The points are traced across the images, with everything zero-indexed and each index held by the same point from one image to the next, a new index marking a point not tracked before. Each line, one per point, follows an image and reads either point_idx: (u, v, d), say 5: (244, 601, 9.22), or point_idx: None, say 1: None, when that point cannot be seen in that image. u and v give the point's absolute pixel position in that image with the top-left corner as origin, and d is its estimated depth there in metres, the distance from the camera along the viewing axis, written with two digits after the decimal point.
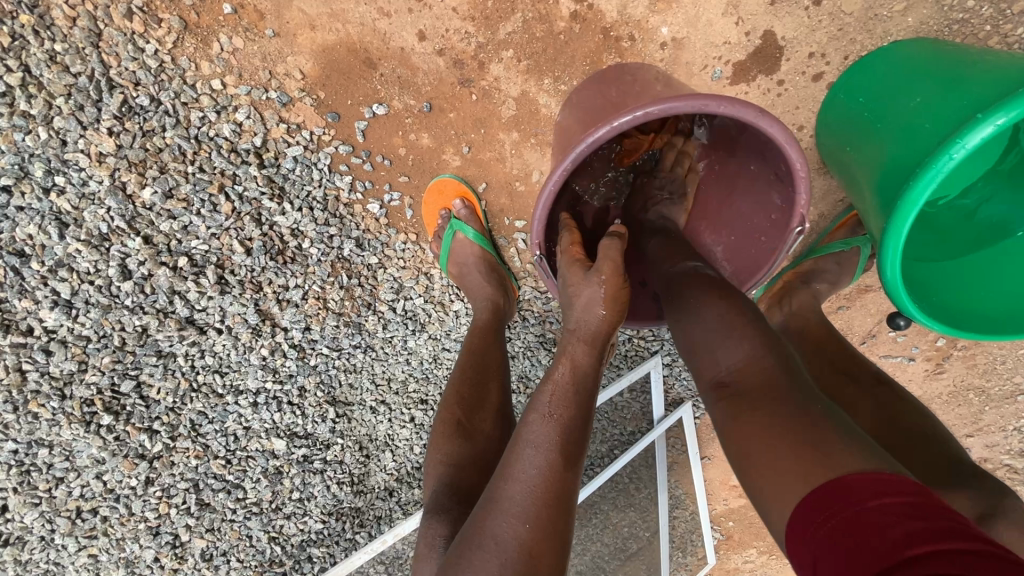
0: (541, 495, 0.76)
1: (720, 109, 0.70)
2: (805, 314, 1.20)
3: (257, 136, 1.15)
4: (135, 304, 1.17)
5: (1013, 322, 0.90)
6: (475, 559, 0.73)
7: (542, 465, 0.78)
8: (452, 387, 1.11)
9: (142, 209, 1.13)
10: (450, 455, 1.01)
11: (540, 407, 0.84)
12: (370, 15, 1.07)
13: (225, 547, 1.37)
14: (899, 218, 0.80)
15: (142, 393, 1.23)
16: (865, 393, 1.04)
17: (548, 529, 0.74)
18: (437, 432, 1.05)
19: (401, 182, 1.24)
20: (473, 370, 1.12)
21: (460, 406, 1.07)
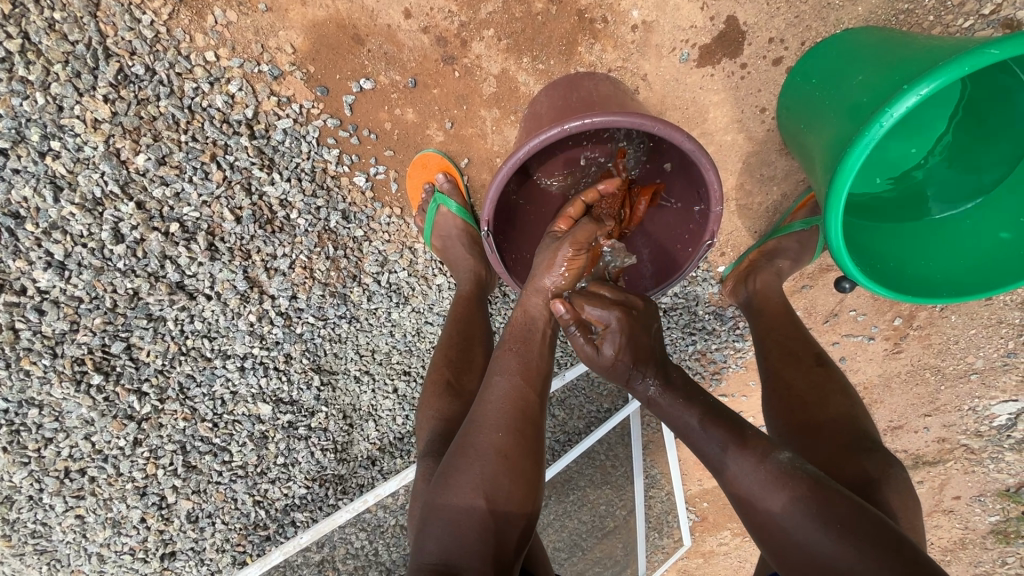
0: (508, 409, 0.89)
1: (654, 127, 0.84)
2: (766, 293, 1.27)
3: (248, 107, 1.20)
4: (127, 268, 1.21)
5: (948, 286, 0.98)
6: (461, 466, 0.84)
7: (508, 386, 0.91)
8: (440, 351, 1.18)
9: (136, 175, 1.17)
10: (440, 412, 1.07)
11: (505, 342, 0.98)
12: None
13: (210, 510, 1.42)
14: (841, 183, 0.88)
15: (132, 355, 1.27)
16: (801, 376, 1.09)
17: (517, 435, 0.87)
18: (429, 390, 1.12)
19: (387, 157, 1.30)
20: (459, 335, 1.19)
21: (449, 367, 1.14)
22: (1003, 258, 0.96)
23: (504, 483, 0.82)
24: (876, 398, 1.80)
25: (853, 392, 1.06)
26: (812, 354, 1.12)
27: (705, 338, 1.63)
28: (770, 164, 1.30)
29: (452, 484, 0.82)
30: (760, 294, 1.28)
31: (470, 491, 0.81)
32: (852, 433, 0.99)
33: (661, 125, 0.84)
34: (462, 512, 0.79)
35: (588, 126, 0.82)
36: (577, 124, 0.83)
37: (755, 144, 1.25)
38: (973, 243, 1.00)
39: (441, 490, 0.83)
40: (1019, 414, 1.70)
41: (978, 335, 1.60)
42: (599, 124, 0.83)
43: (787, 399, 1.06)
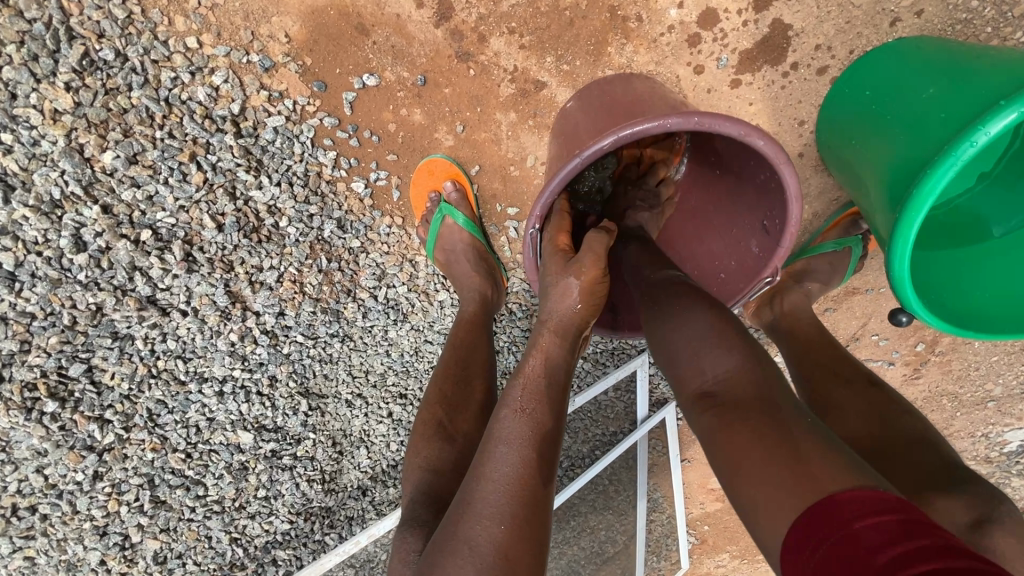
0: (514, 494, 0.71)
1: (760, 142, 0.71)
2: (795, 314, 1.18)
3: (234, 102, 1.06)
4: (89, 280, 1.06)
5: (1006, 321, 0.90)
6: (451, 569, 0.67)
7: (514, 464, 0.74)
8: (435, 385, 1.06)
9: (102, 174, 1.03)
10: (430, 459, 0.95)
11: (513, 399, 0.80)
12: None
13: (181, 549, 1.26)
14: (914, 208, 0.78)
15: (93, 379, 1.12)
16: (858, 398, 0.99)
17: (525, 530, 0.69)
18: (420, 434, 0.99)
19: (389, 161, 1.17)
20: (458, 368, 1.06)
21: (443, 407, 1.01)
22: None
23: None
24: None
25: (917, 413, 0.98)
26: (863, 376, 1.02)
27: None
28: (804, 181, 1.20)
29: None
30: (788, 317, 1.18)
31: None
32: (932, 458, 0.88)
33: (772, 141, 0.71)
34: None
35: (694, 125, 0.68)
36: (681, 123, 0.69)
37: (790, 159, 1.16)
38: None
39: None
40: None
41: (1000, 362, 1.54)
42: (709, 126, 0.69)
43: (843, 422, 0.96)
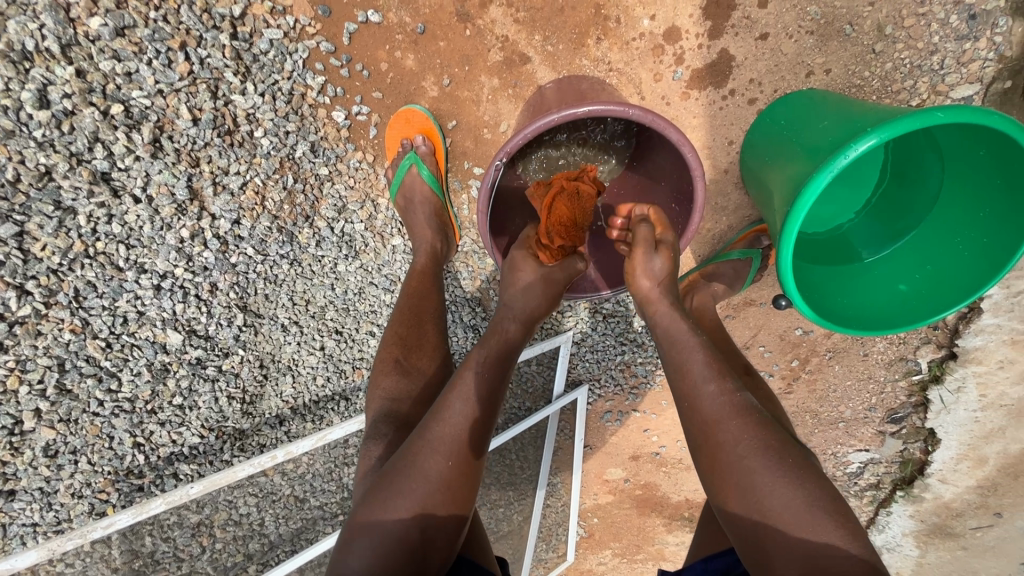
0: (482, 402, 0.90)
1: (689, 153, 0.95)
2: (702, 310, 1.35)
3: (237, 5, 1.11)
4: (45, 140, 1.03)
5: (859, 320, 1.13)
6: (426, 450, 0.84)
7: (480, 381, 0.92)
8: (392, 328, 1.13)
9: (83, 38, 1.02)
10: (389, 390, 1.04)
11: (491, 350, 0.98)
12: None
13: (76, 445, 1.21)
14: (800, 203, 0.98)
15: (23, 245, 1.08)
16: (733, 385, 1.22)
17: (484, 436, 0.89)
18: (378, 370, 1.08)
19: (373, 99, 1.25)
20: (413, 314, 1.14)
21: (400, 345, 1.10)
22: (900, 306, 1.14)
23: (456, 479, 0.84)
24: None
25: (774, 400, 1.20)
26: (742, 365, 1.27)
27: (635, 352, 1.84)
28: (725, 195, 1.42)
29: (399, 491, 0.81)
30: (697, 312, 1.36)
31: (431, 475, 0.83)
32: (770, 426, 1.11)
33: (698, 157, 0.95)
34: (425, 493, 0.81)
35: (646, 119, 0.90)
36: (639, 113, 0.90)
37: (717, 173, 1.38)
38: (878, 290, 1.18)
39: (406, 462, 0.84)
40: (866, 463, 1.85)
41: (852, 387, 1.73)
42: (656, 125, 0.92)
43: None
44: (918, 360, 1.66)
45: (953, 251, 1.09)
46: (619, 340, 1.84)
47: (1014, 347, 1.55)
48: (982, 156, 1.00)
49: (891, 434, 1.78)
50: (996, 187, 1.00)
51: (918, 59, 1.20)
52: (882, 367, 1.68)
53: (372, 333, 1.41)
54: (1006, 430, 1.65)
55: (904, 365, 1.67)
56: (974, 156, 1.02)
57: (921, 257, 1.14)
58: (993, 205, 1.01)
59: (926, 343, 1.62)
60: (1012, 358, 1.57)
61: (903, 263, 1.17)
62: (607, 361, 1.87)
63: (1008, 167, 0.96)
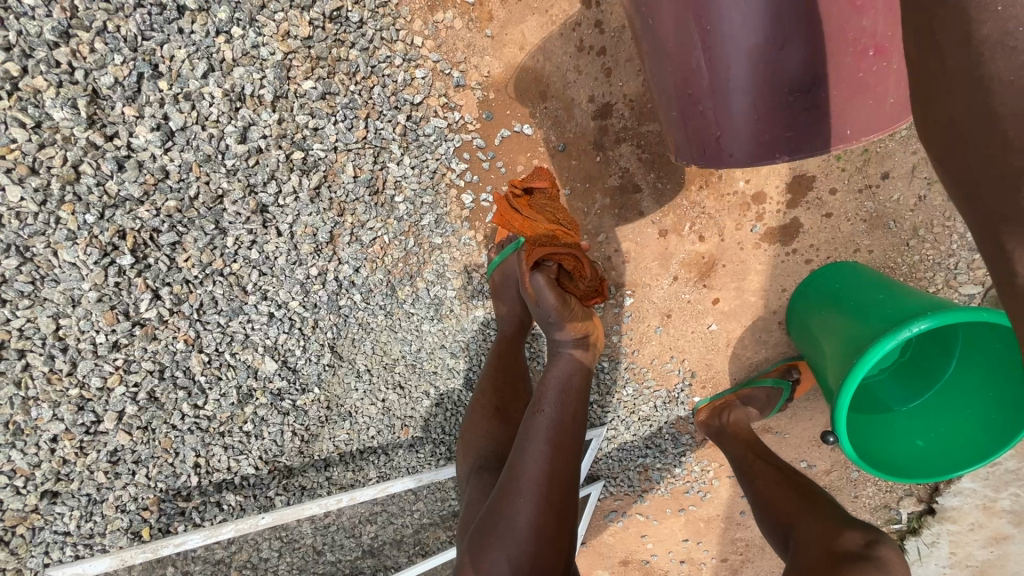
0: (560, 392, 1.17)
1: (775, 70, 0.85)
2: (738, 425, 1.51)
3: (419, 94, 1.28)
4: (232, 169, 1.14)
5: (881, 463, 1.32)
6: (527, 441, 1.11)
7: (558, 374, 1.19)
8: (487, 379, 1.36)
9: (293, 94, 1.17)
10: (490, 434, 1.28)
11: (557, 391, 1.17)
12: (567, 66, 1.29)
13: (142, 456, 1.19)
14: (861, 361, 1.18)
15: (173, 253, 1.14)
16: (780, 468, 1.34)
17: (568, 414, 1.15)
18: (477, 413, 1.32)
19: (501, 191, 1.42)
20: (506, 371, 1.36)
21: (497, 398, 1.33)
22: (916, 459, 1.33)
23: (560, 442, 1.10)
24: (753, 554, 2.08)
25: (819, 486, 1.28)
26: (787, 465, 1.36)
27: (654, 456, 1.94)
28: (768, 331, 1.63)
29: (501, 537, 1.01)
30: (732, 427, 1.52)
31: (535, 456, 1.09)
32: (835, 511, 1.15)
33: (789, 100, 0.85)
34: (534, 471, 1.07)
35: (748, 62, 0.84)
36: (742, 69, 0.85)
37: (767, 312, 1.60)
38: (897, 441, 1.38)
39: (523, 459, 1.09)
40: None
41: None
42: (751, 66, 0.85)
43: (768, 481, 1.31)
44: (899, 511, 1.83)
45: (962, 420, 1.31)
46: (644, 442, 1.92)
47: (986, 511, 1.77)
48: (996, 350, 1.24)
49: None
50: (1005, 376, 1.23)
51: (939, 259, 1.48)
52: (869, 511, 1.84)
53: (427, 394, 1.47)
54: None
55: (887, 513, 1.84)
56: (987, 346, 1.25)
57: (935, 420, 1.36)
58: (1000, 389, 1.25)
59: (908, 496, 1.81)
60: (982, 522, 1.79)
61: (920, 421, 1.38)
62: (627, 461, 1.95)
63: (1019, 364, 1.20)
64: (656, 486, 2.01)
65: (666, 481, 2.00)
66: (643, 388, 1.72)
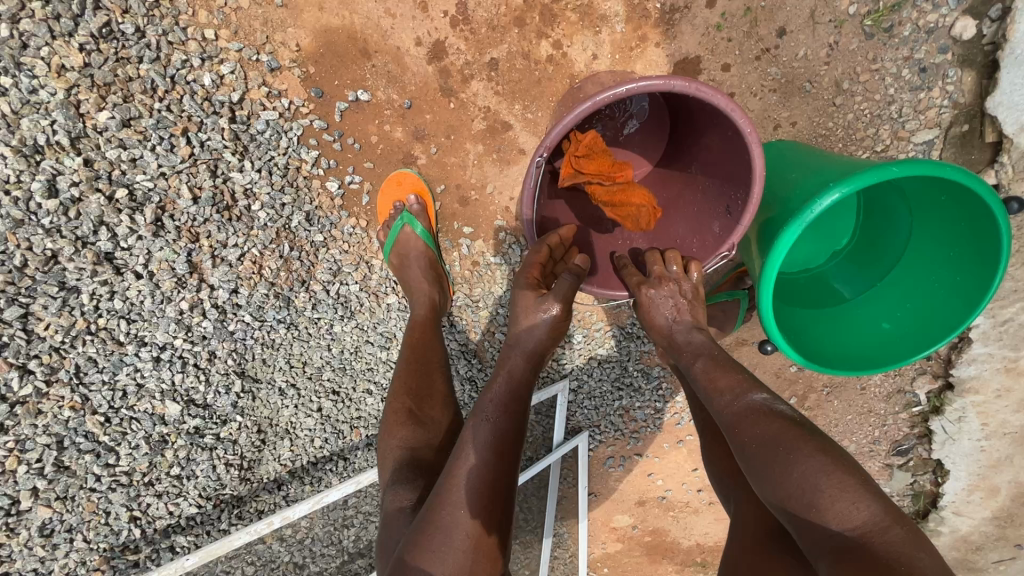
0: (506, 399, 1.02)
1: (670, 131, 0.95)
2: None
3: (235, 91, 1.17)
4: (52, 226, 1.09)
5: (843, 362, 1.15)
6: (466, 449, 0.95)
7: (504, 380, 1.04)
8: (399, 380, 1.21)
9: (91, 130, 1.09)
10: (407, 440, 1.10)
11: (503, 398, 1.01)
12: (377, 12, 1.16)
13: (72, 523, 1.20)
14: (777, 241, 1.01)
15: (27, 327, 1.11)
16: None
17: (512, 422, 0.99)
18: (390, 419, 1.14)
19: (365, 168, 1.31)
20: (419, 363, 1.23)
21: (411, 397, 1.16)
22: (884, 347, 1.16)
23: (505, 453, 0.96)
24: None
25: None
26: None
27: (631, 396, 1.83)
28: None
29: (429, 561, 0.86)
30: None
31: (474, 465, 0.93)
32: None
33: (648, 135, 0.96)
34: (473, 483, 0.91)
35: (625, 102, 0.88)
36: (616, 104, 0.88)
37: None
38: (862, 330, 1.20)
39: (456, 468, 0.93)
40: None
41: (853, 422, 1.65)
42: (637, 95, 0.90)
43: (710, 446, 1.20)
44: (917, 393, 1.59)
45: (928, 292, 1.13)
46: (615, 386, 1.78)
47: (1011, 375, 1.48)
48: (943, 201, 1.06)
49: (899, 467, 1.68)
50: (962, 230, 1.05)
51: (877, 109, 1.27)
52: (881, 400, 1.61)
53: (369, 392, 1.42)
54: (1014, 458, 1.55)
55: (903, 398, 1.60)
56: (937, 201, 1.07)
57: (902, 297, 1.18)
58: (960, 246, 1.07)
59: (921, 374, 1.56)
60: (1010, 386, 1.50)
61: (886, 304, 1.20)
62: (604, 408, 1.84)
63: (969, 210, 1.02)
64: (646, 423, 1.94)
65: (652, 417, 1.92)
66: (593, 331, 1.69)
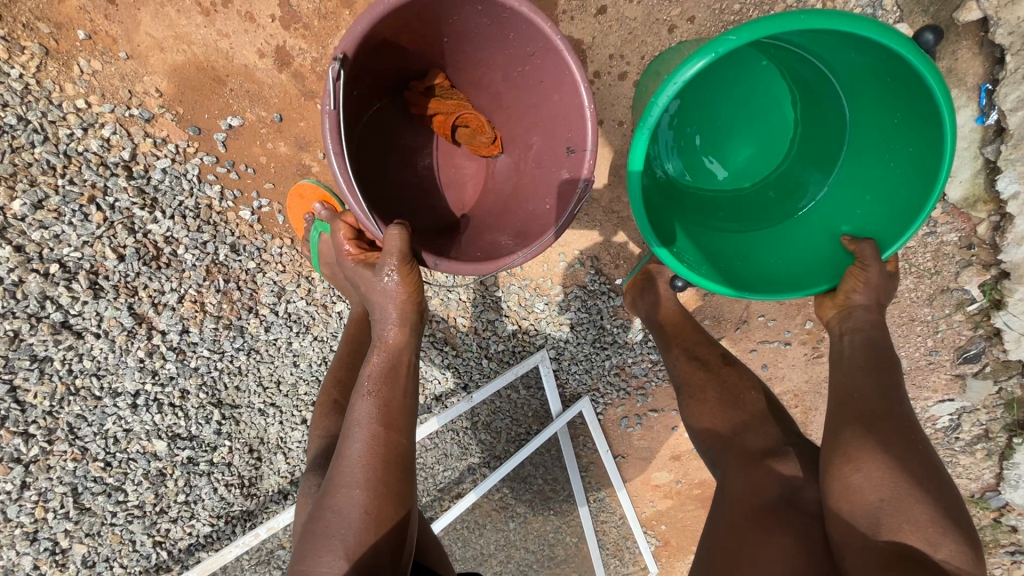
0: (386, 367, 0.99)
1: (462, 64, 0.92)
2: (661, 302, 1.42)
3: (125, 150, 1.25)
4: (6, 310, 1.23)
5: (789, 283, 1.06)
6: (352, 429, 0.92)
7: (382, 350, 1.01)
8: (331, 374, 1.25)
9: (13, 220, 1.21)
10: (326, 429, 1.14)
11: (381, 368, 0.98)
12: (211, 37, 1.23)
13: (107, 553, 1.40)
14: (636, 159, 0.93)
15: (18, 398, 1.28)
16: (714, 374, 1.25)
17: (393, 389, 0.96)
18: (316, 413, 1.19)
19: (268, 189, 1.35)
20: (348, 356, 1.26)
21: (336, 387, 1.21)
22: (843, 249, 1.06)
23: (393, 419, 0.94)
24: (810, 406, 1.75)
25: (757, 383, 1.24)
26: (718, 356, 1.31)
27: (620, 353, 1.75)
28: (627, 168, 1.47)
29: (330, 539, 0.82)
30: (655, 303, 1.42)
31: (363, 440, 0.90)
32: (766, 431, 1.11)
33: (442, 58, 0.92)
34: (362, 456, 0.88)
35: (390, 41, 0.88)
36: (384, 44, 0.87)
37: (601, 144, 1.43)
38: (821, 236, 1.10)
39: (347, 448, 0.90)
40: (960, 414, 1.51)
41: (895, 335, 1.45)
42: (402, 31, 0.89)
43: (708, 413, 1.20)
44: (966, 289, 1.35)
45: (886, 175, 1.01)
46: (596, 346, 1.72)
47: None
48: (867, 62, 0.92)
49: (974, 375, 1.44)
50: (893, 87, 0.92)
51: None
52: (923, 305, 1.40)
53: None
54: None
55: (952, 297, 1.38)
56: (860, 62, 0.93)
57: (862, 187, 1.05)
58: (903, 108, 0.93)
59: (965, 267, 1.34)
60: None
61: (845, 200, 1.08)
62: (597, 369, 1.76)
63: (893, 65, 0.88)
64: (648, 377, 1.81)
65: (653, 369, 1.80)
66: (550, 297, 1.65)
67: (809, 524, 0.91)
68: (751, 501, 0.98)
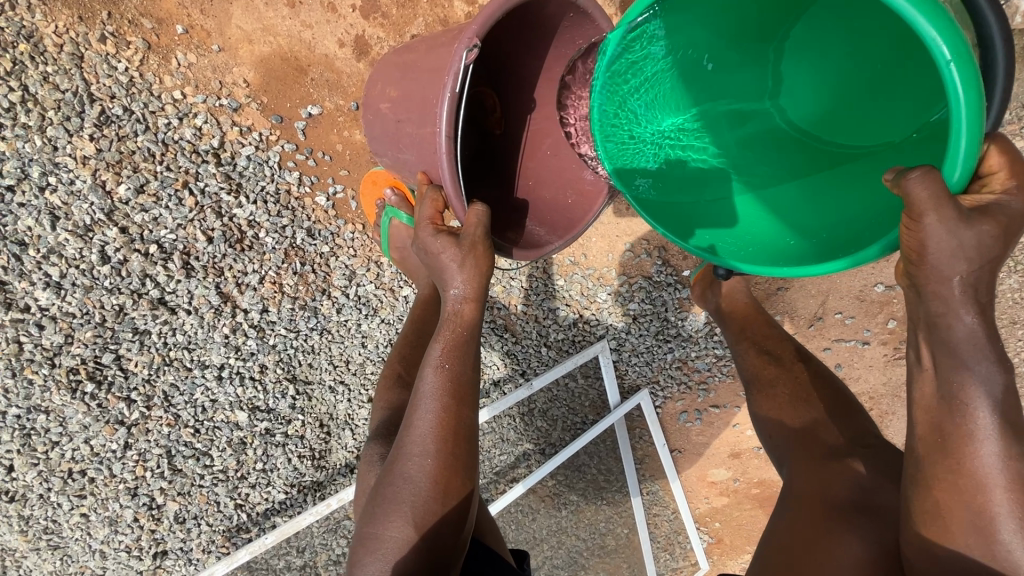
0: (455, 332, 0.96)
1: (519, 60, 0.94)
2: (732, 296, 1.37)
3: (215, 138, 1.33)
4: (113, 286, 1.34)
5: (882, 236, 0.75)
6: (419, 401, 0.92)
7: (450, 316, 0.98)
8: (397, 350, 1.30)
9: (120, 203, 1.31)
10: (388, 402, 1.19)
11: (450, 336, 0.95)
12: (295, 28, 1.29)
13: (195, 512, 1.52)
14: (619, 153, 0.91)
15: (122, 366, 1.40)
16: (786, 370, 1.20)
17: (460, 361, 0.94)
18: (382, 384, 1.24)
19: (342, 176, 1.42)
20: (416, 337, 1.30)
21: (402, 362, 1.26)
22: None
23: (462, 390, 0.93)
24: (886, 409, 1.66)
25: (836, 382, 1.16)
26: (792, 352, 1.24)
27: (684, 347, 1.72)
28: None
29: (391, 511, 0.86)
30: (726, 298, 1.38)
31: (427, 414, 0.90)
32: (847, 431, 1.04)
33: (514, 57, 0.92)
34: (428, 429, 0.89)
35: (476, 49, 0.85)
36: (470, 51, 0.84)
37: None
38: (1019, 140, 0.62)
39: (413, 421, 0.91)
40: None
41: None
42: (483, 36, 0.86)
43: (776, 410, 1.15)
44: None
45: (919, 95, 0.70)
46: (659, 338, 1.70)
47: None
48: None
49: None
50: None
51: None
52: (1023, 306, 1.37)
53: None
54: None
55: None
56: None
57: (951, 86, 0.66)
58: None
59: None
60: None
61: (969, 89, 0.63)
62: (658, 362, 1.73)
63: None
64: (710, 371, 1.77)
65: (717, 364, 1.76)
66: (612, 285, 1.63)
67: (883, 533, 0.84)
68: (819, 503, 0.94)
